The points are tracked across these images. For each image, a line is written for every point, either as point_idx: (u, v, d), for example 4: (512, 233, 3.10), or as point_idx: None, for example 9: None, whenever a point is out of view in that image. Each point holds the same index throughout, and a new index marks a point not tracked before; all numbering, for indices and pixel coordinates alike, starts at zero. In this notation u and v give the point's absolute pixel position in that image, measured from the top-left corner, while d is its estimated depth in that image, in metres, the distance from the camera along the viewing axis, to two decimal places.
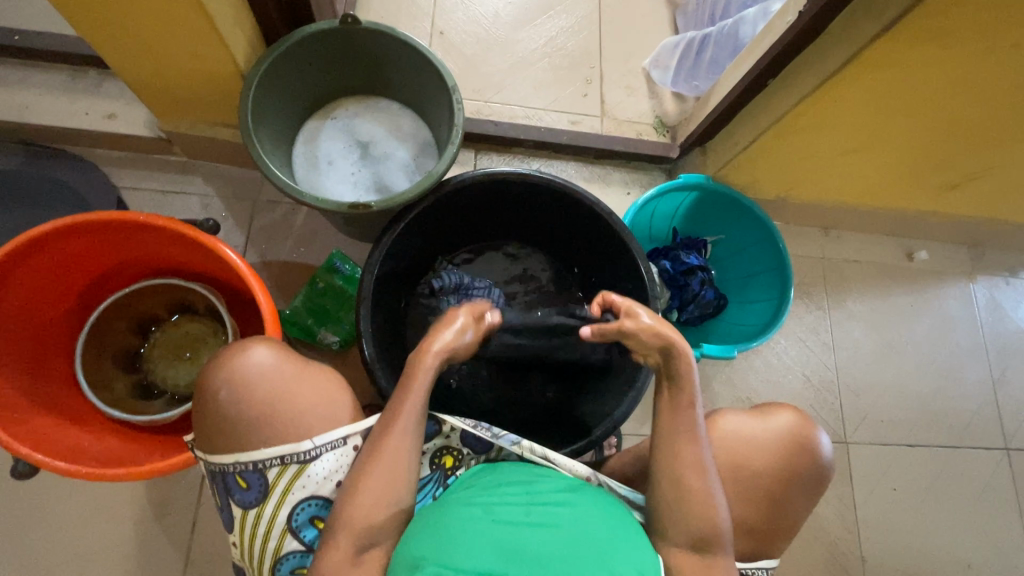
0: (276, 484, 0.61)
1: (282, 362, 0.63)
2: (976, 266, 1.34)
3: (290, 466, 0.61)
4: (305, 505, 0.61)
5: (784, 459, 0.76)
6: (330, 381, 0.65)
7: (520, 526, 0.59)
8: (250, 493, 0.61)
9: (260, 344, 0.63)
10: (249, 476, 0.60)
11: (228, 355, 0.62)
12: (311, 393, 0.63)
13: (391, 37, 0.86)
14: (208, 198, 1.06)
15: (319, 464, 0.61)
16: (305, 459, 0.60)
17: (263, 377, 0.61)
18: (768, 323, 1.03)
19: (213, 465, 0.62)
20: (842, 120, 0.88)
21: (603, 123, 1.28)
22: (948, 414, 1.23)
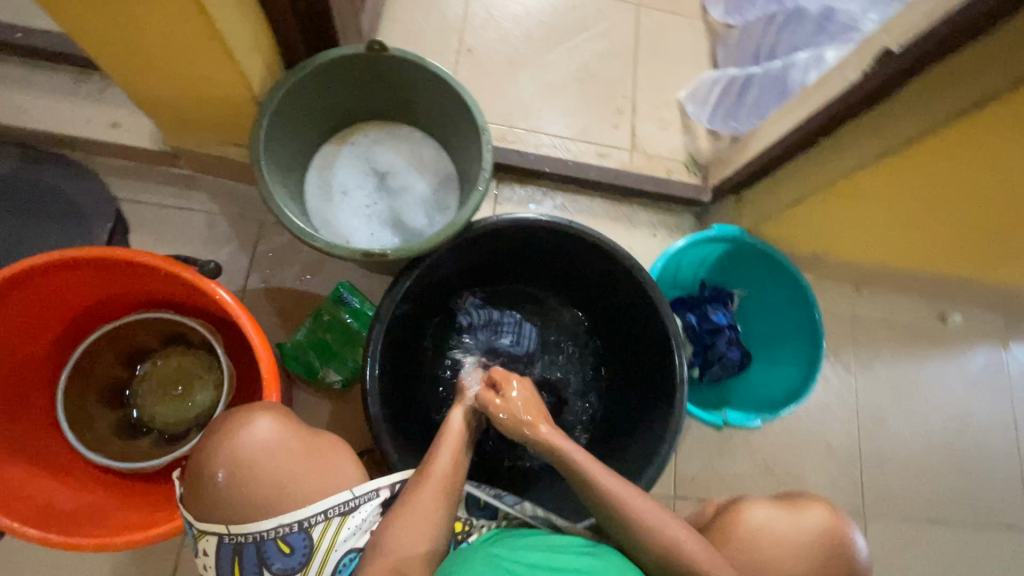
0: (322, 542, 0.56)
1: (287, 435, 0.58)
2: (1011, 332, 1.27)
3: (334, 521, 0.56)
4: (348, 560, 0.58)
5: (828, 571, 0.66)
6: (338, 448, 0.61)
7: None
8: (292, 558, 0.55)
9: (267, 411, 0.58)
10: (293, 538, 0.55)
11: (231, 427, 0.56)
12: (323, 463, 0.58)
13: (419, 67, 0.80)
14: (213, 217, 1.00)
15: (361, 514, 0.58)
16: (348, 510, 0.57)
17: (270, 448, 0.56)
18: (795, 392, 0.98)
19: (239, 536, 0.54)
20: (900, 188, 0.82)
21: (633, 158, 1.21)
22: (972, 490, 1.18)
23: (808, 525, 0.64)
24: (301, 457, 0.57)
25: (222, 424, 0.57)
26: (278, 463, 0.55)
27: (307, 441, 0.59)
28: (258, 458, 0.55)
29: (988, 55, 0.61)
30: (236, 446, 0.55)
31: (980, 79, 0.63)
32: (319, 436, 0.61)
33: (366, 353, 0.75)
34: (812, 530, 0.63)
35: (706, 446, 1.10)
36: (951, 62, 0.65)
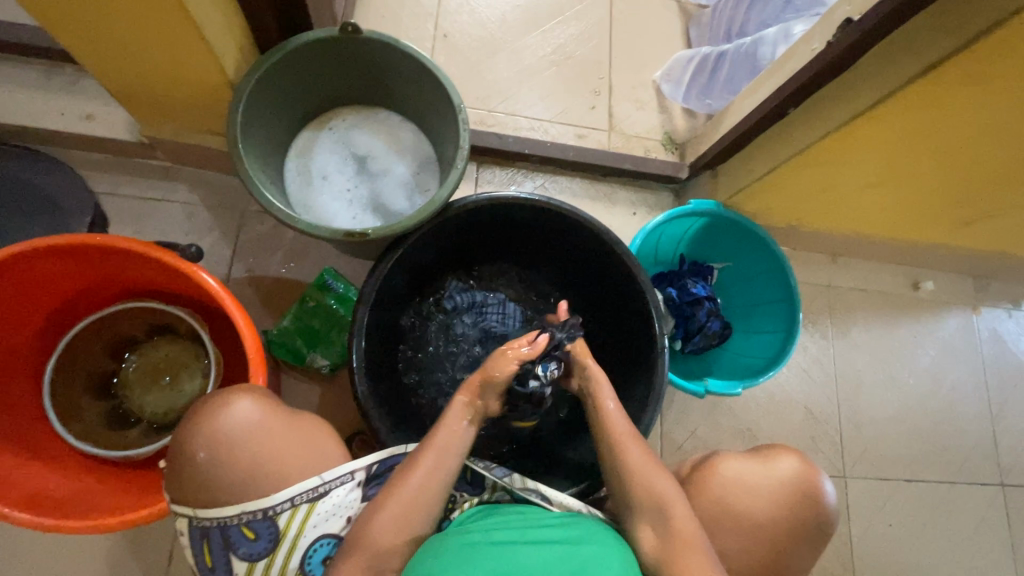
0: (288, 528, 0.56)
1: (267, 417, 0.58)
2: (980, 296, 1.32)
3: (301, 507, 0.56)
4: (319, 546, 0.57)
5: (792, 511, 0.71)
6: (315, 428, 0.61)
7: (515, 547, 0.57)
8: (258, 544, 0.55)
9: (244, 394, 0.58)
10: (258, 525, 0.55)
11: (209, 409, 0.57)
12: (298, 448, 0.59)
13: (393, 48, 0.80)
14: (193, 207, 0.99)
15: (330, 500, 0.58)
16: (316, 497, 0.57)
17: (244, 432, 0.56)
18: (774, 358, 1.01)
19: (206, 520, 0.55)
20: (868, 153, 0.85)
21: (611, 138, 1.23)
22: (946, 448, 1.22)
23: (779, 472, 0.72)
24: (272, 443, 0.57)
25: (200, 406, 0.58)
26: (252, 448, 0.56)
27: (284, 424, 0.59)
28: (232, 445, 0.55)
29: (941, 19, 0.63)
30: (210, 432, 0.56)
31: (936, 41, 0.65)
32: (297, 419, 0.61)
33: (352, 334, 0.76)
34: (782, 477, 0.72)
35: (691, 417, 1.12)
36: (907, 27, 0.67)
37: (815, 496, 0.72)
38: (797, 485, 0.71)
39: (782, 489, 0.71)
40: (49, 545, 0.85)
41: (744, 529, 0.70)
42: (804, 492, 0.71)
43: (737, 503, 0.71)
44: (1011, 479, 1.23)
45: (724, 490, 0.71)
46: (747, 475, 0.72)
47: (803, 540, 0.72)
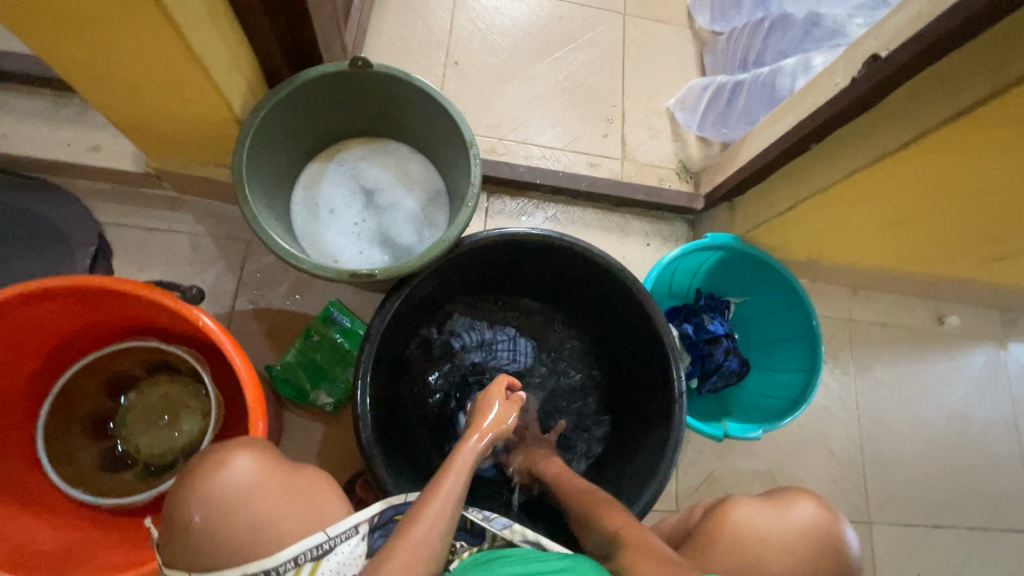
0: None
1: (263, 474, 0.54)
2: (1008, 331, 1.27)
3: (305, 567, 0.51)
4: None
5: (812, 559, 0.68)
6: (316, 483, 0.58)
7: None
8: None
9: (240, 449, 0.55)
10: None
11: (206, 470, 0.53)
12: (298, 504, 0.55)
13: (403, 82, 0.78)
14: (198, 238, 0.98)
15: (335, 557, 0.53)
16: (320, 554, 0.52)
17: (239, 488, 0.52)
18: (795, 400, 0.96)
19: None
20: (894, 191, 0.81)
21: (624, 167, 1.21)
22: (977, 493, 1.16)
23: (797, 517, 0.70)
24: (271, 500, 0.53)
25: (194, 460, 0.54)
26: (248, 508, 0.52)
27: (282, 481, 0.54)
28: (224, 502, 0.52)
29: (978, 57, 0.60)
30: (205, 490, 0.52)
31: (968, 82, 0.62)
32: (296, 472, 0.57)
33: (356, 378, 0.73)
34: (800, 521, 0.70)
35: (708, 458, 1.08)
36: (942, 64, 0.64)
37: (838, 542, 0.69)
38: (815, 530, 0.69)
39: (802, 536, 0.69)
40: None
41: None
42: (824, 536, 0.69)
43: (753, 548, 0.69)
44: None
45: (738, 538, 0.70)
46: (762, 520, 0.70)
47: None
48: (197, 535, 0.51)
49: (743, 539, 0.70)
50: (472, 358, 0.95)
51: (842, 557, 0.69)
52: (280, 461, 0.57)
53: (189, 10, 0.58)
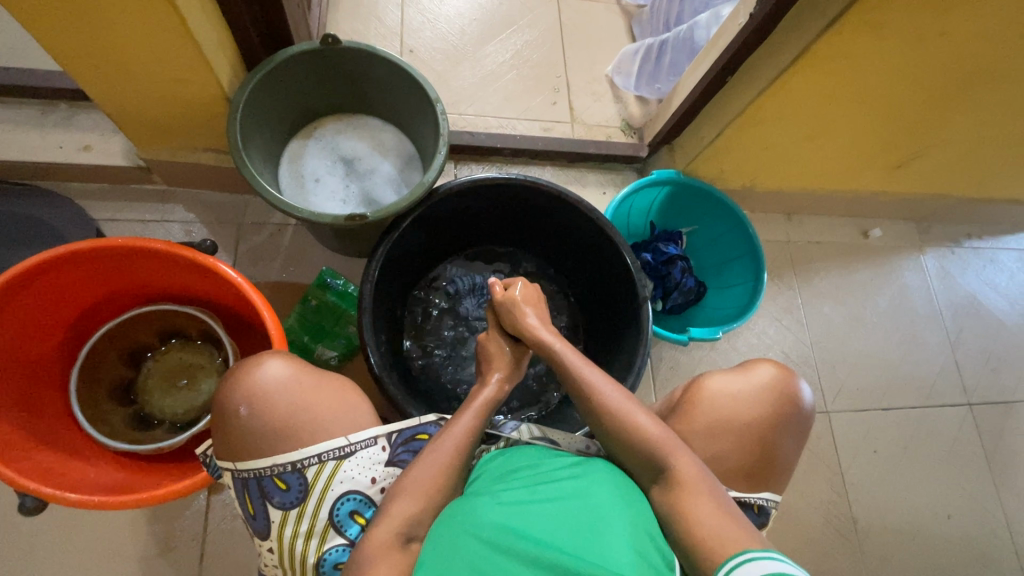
0: (316, 483, 0.65)
1: (295, 374, 0.69)
2: (924, 238, 1.45)
3: (328, 464, 0.66)
4: (346, 501, 0.66)
5: (773, 406, 0.81)
6: (344, 386, 0.72)
7: (526, 504, 0.64)
8: (290, 494, 0.65)
9: (275, 356, 0.70)
10: (288, 477, 0.65)
11: (244, 374, 0.67)
12: (329, 399, 0.69)
13: (371, 55, 0.89)
14: (191, 224, 1.05)
15: (356, 459, 0.67)
16: (343, 455, 0.66)
17: (280, 384, 0.68)
18: (745, 306, 1.10)
19: (245, 471, 0.66)
20: (799, 106, 0.97)
21: (574, 129, 1.34)
22: (915, 376, 1.32)
23: (758, 378, 0.83)
24: (308, 392, 0.68)
25: (231, 373, 0.68)
26: (289, 398, 0.67)
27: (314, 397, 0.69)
28: (270, 396, 0.66)
29: None
30: (252, 389, 0.67)
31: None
32: (321, 379, 0.71)
33: (360, 312, 0.82)
34: (762, 381, 0.83)
35: (681, 372, 1.20)
36: None
37: (794, 395, 0.83)
38: (773, 386, 0.83)
39: (766, 393, 0.82)
40: (79, 559, 0.87)
41: (740, 432, 0.80)
42: (782, 392, 0.82)
43: (728, 409, 0.81)
44: (977, 397, 1.33)
45: (715, 400, 0.81)
46: (732, 385, 0.82)
47: (785, 436, 0.82)
48: (247, 422, 0.66)
49: (719, 405, 0.81)
50: (468, 302, 1.06)
51: (797, 405, 0.83)
52: (314, 369, 0.72)
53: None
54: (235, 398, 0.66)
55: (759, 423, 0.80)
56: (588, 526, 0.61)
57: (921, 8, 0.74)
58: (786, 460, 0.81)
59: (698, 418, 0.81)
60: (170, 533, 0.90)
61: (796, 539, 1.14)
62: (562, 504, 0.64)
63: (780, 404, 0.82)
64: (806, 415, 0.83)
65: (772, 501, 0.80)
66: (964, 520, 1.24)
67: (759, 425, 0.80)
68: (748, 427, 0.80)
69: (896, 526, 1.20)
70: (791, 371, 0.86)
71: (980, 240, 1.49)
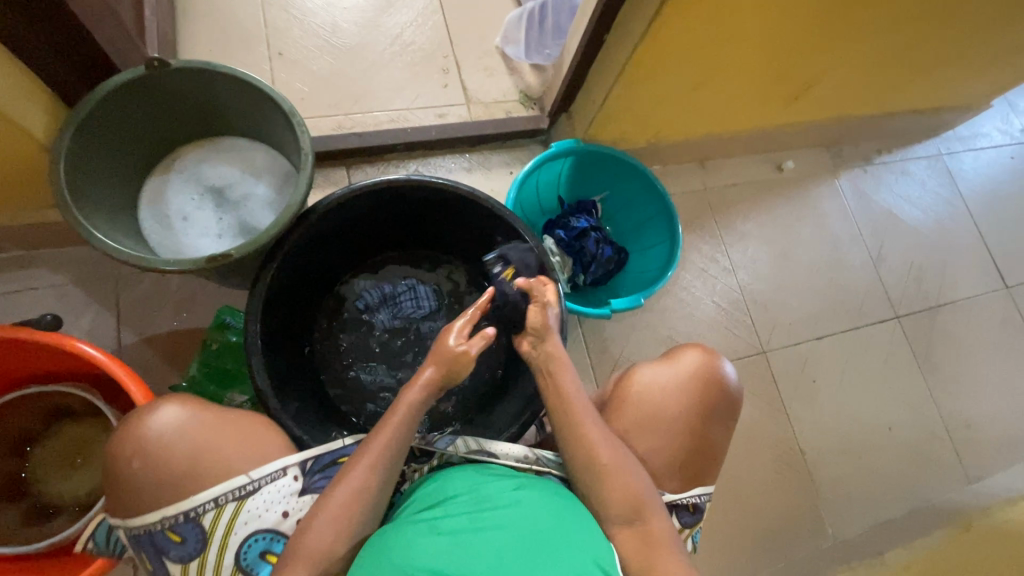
0: (215, 529, 0.65)
1: (193, 417, 0.67)
2: (837, 162, 1.46)
3: (227, 507, 0.65)
4: (253, 542, 0.66)
5: (698, 392, 0.83)
6: (252, 421, 0.70)
7: (461, 534, 0.63)
8: (187, 546, 0.64)
9: (172, 401, 0.66)
10: (183, 528, 0.64)
11: (135, 422, 0.65)
12: (237, 435, 0.68)
13: (208, 72, 0.80)
14: (60, 287, 0.95)
15: (260, 496, 0.66)
16: (244, 494, 0.66)
17: (175, 430, 0.65)
18: (666, 265, 1.08)
19: (136, 529, 0.64)
20: (678, 57, 0.93)
21: (471, 110, 1.27)
22: (845, 300, 1.35)
23: (685, 366, 0.85)
24: (207, 434, 0.66)
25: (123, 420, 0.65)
26: (188, 441, 0.65)
27: (214, 432, 0.67)
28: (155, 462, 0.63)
29: None
30: (142, 438, 0.64)
31: None
32: (224, 417, 0.69)
33: (249, 356, 0.75)
34: (688, 370, 0.84)
35: (616, 342, 1.19)
36: None
37: (720, 378, 0.85)
38: (699, 373, 0.84)
39: (692, 381, 0.84)
40: None
41: (667, 420, 0.82)
42: (708, 378, 0.84)
43: (654, 400, 0.82)
44: (904, 309, 1.37)
45: (643, 395, 0.83)
46: (659, 376, 0.84)
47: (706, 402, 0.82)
48: (139, 472, 0.63)
49: (646, 397, 0.82)
50: (380, 315, 1.01)
51: (722, 387, 0.85)
52: (217, 408, 0.69)
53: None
54: (124, 450, 0.64)
55: (684, 410, 0.82)
56: (525, 567, 0.59)
57: None
58: (705, 427, 0.82)
59: (628, 413, 0.82)
60: None
61: (750, 481, 1.17)
62: (498, 533, 0.63)
63: (706, 388, 0.84)
64: (732, 394, 0.86)
65: (705, 496, 0.84)
66: (905, 428, 1.28)
67: (685, 410, 0.82)
68: (673, 414, 0.82)
69: (843, 448, 1.24)
70: (715, 353, 0.88)
71: (890, 154, 1.51)
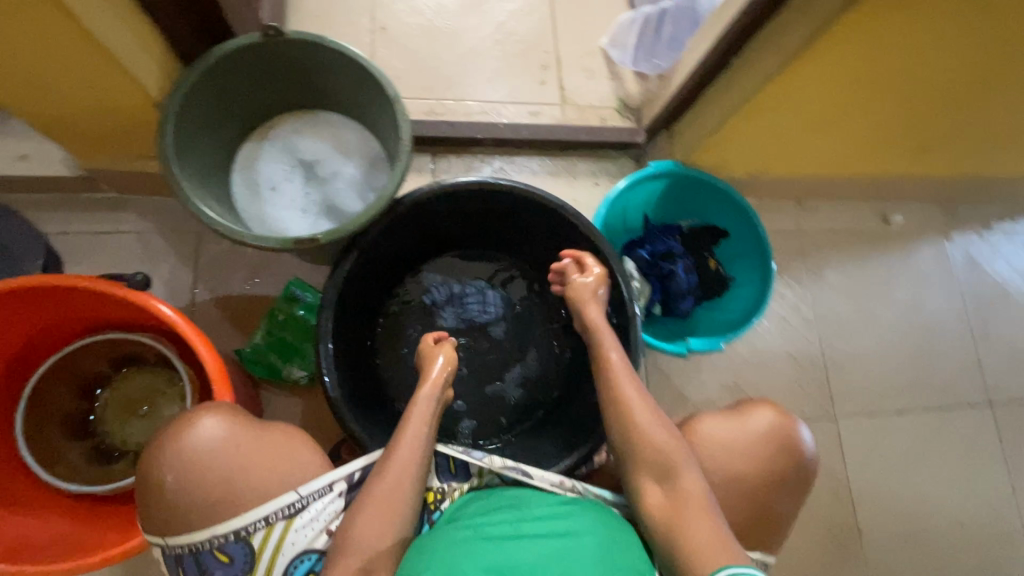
0: (263, 549, 0.62)
1: (234, 430, 0.66)
2: (951, 223, 1.33)
3: (276, 525, 0.63)
4: (300, 562, 0.64)
5: (769, 458, 0.77)
6: (289, 435, 0.69)
7: (500, 539, 0.61)
8: (233, 566, 0.62)
9: (211, 413, 0.66)
10: (230, 548, 0.62)
11: (179, 433, 0.64)
12: (276, 452, 0.67)
13: (321, 47, 0.78)
14: (146, 235, 0.98)
15: (307, 514, 0.64)
16: (292, 512, 0.63)
17: (219, 444, 0.64)
18: (751, 311, 1.02)
19: (179, 546, 0.62)
20: (811, 94, 0.85)
21: (564, 112, 1.22)
22: (932, 375, 1.23)
23: (753, 424, 0.79)
24: (251, 451, 0.65)
25: (167, 430, 0.65)
26: (232, 457, 0.64)
27: (254, 441, 0.66)
28: (204, 462, 0.64)
29: None
30: (184, 450, 0.64)
31: None
32: (267, 428, 0.68)
33: (319, 342, 0.75)
34: (759, 428, 0.79)
35: (678, 379, 1.13)
36: None
37: (792, 445, 0.78)
38: (771, 434, 0.78)
39: (761, 441, 0.78)
40: None
41: (734, 486, 0.76)
42: (783, 443, 0.78)
43: (719, 459, 0.77)
44: (998, 397, 1.24)
45: (707, 449, 0.77)
46: (725, 432, 0.78)
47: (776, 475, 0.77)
48: (183, 488, 0.63)
49: (711, 454, 0.77)
50: (445, 314, 0.99)
51: (798, 458, 0.78)
52: (256, 423, 0.68)
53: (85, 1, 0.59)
54: (166, 467, 0.63)
55: (752, 474, 0.76)
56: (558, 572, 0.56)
57: None
58: (766, 489, 0.77)
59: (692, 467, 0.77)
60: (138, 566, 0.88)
61: (794, 552, 1.10)
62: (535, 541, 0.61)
63: (777, 455, 0.77)
64: (807, 467, 0.78)
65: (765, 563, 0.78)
66: (976, 527, 1.17)
67: (755, 476, 0.76)
68: (743, 480, 0.76)
69: (903, 535, 1.14)
70: (791, 417, 0.81)
71: (1014, 223, 1.36)
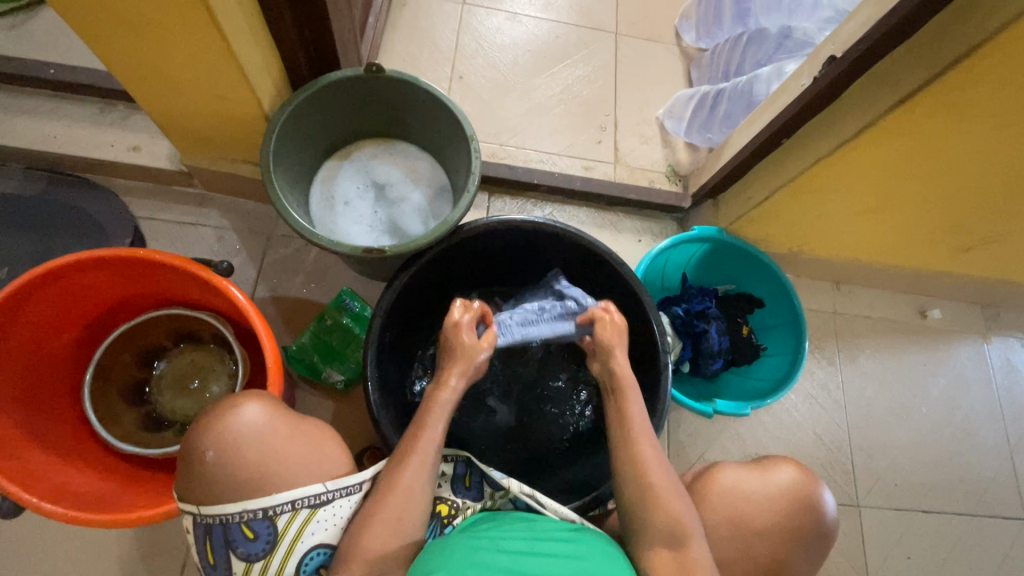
0: (286, 533, 0.61)
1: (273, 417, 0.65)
2: (990, 326, 1.32)
3: (302, 512, 0.62)
4: (314, 555, 0.63)
5: (789, 517, 0.78)
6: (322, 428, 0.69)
7: (513, 554, 0.61)
8: (256, 544, 0.61)
9: (253, 399, 0.66)
10: (257, 525, 0.60)
11: (218, 416, 0.64)
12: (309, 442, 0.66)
13: (412, 85, 0.88)
14: (222, 230, 1.07)
15: (332, 509, 0.64)
16: (317, 503, 0.63)
17: (256, 429, 0.63)
18: (782, 381, 1.03)
19: (210, 517, 0.61)
20: (858, 181, 0.90)
21: (616, 170, 1.29)
22: (964, 479, 1.19)
23: (776, 479, 0.80)
24: (286, 436, 0.64)
25: (210, 409, 0.65)
26: (265, 443, 0.63)
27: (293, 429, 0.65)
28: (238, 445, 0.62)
29: (914, 53, 0.70)
30: (222, 432, 0.63)
31: (908, 74, 0.71)
32: (303, 419, 0.68)
33: (365, 345, 0.79)
34: (780, 483, 0.80)
35: (699, 440, 1.13)
36: (882, 65, 0.74)
37: (814, 502, 0.79)
38: (793, 491, 0.79)
39: (781, 496, 0.79)
40: (64, 556, 0.90)
41: (749, 536, 0.78)
42: (803, 500, 0.79)
43: (736, 507, 0.78)
44: None
45: (724, 497, 0.79)
46: (746, 482, 0.80)
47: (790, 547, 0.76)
48: (217, 464, 0.62)
49: (726, 501, 0.79)
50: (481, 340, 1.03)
51: (818, 516, 0.79)
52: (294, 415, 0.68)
53: (223, 2, 0.65)
54: (206, 442, 0.62)
55: (769, 527, 0.78)
56: None
57: (1005, 103, 0.67)
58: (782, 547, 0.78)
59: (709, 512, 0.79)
60: (155, 541, 0.92)
61: None
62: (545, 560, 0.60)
63: (797, 511, 0.79)
64: (827, 529, 0.80)
65: None
66: None
67: (772, 531, 0.78)
68: (758, 536, 0.78)
69: None
70: (815, 477, 0.82)
71: None
